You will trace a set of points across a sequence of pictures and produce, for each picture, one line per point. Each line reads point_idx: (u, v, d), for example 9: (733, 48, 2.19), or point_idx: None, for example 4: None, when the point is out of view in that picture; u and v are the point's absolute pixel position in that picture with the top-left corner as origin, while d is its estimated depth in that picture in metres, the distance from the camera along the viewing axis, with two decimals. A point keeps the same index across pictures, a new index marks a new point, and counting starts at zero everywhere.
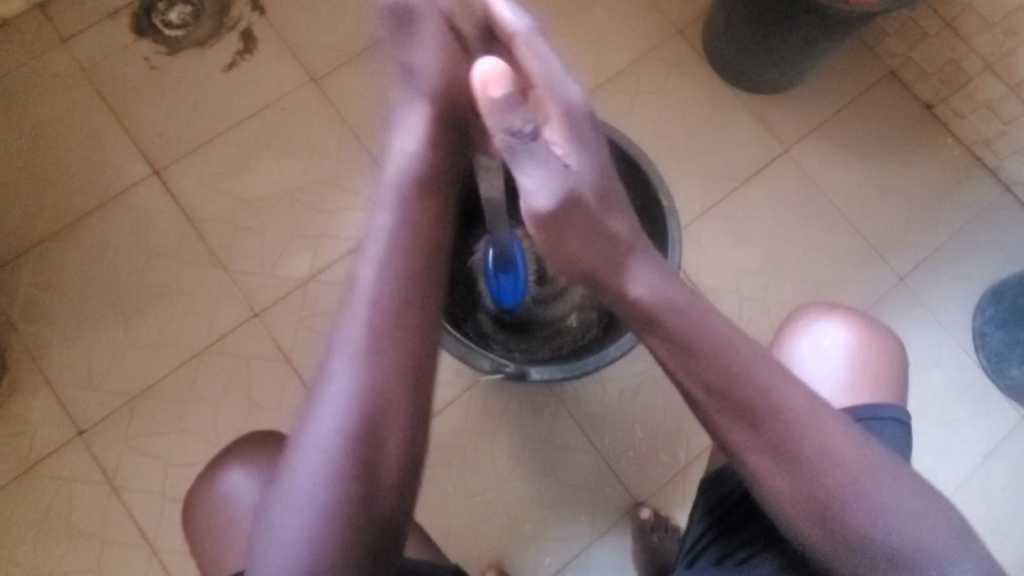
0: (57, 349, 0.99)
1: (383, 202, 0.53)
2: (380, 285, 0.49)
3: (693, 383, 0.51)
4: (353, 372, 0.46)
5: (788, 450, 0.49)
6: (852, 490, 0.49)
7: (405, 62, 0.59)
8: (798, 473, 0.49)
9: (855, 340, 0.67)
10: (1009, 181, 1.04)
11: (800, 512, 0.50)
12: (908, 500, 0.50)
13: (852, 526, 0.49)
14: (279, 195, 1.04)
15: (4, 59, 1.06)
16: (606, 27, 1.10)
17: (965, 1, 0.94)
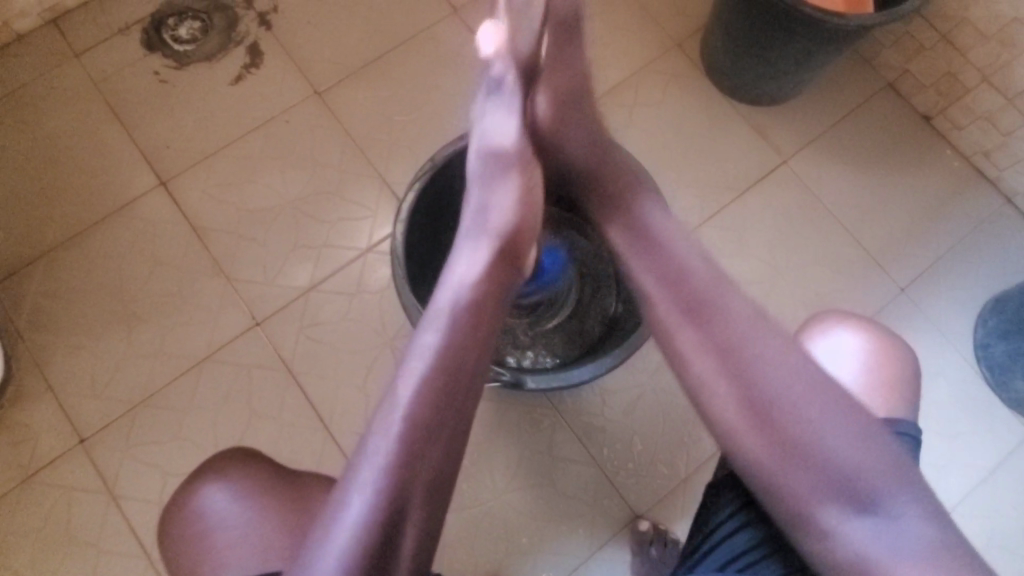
0: (61, 357, 1.00)
1: (447, 286, 0.57)
2: (436, 364, 0.52)
3: (661, 300, 0.57)
4: (407, 419, 0.50)
5: (744, 376, 0.52)
6: (808, 423, 0.50)
7: (488, 165, 0.65)
8: (753, 399, 0.52)
9: (871, 352, 0.66)
10: (1010, 192, 1.04)
11: (750, 440, 0.52)
12: (867, 449, 0.50)
13: (802, 463, 0.50)
14: (283, 205, 1.05)
15: (17, 73, 1.09)
16: (606, 41, 1.12)
17: (961, 14, 0.95)
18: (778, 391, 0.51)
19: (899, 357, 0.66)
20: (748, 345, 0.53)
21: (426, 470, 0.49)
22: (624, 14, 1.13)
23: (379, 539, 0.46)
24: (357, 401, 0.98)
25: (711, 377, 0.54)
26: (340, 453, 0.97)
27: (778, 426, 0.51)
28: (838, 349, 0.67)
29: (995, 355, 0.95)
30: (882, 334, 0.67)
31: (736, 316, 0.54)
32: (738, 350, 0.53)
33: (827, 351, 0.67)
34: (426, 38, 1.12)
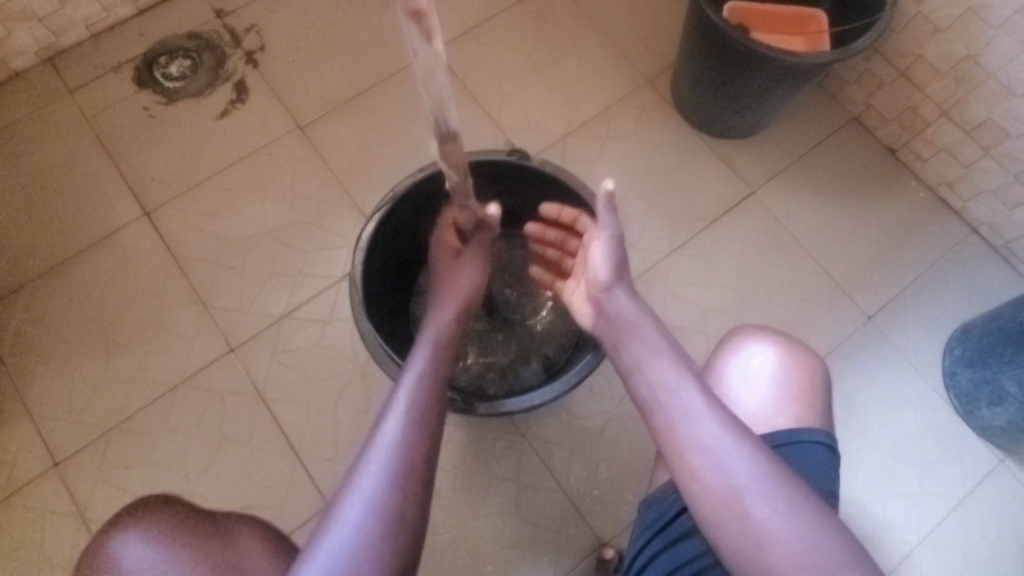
0: (40, 381, 1.01)
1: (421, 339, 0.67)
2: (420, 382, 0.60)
3: (645, 393, 0.64)
4: (402, 425, 0.56)
5: (714, 462, 0.57)
6: (765, 498, 0.55)
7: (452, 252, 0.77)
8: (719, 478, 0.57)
9: (778, 366, 0.72)
10: (975, 223, 1.06)
11: (717, 519, 0.56)
12: (817, 524, 0.53)
13: (761, 541, 0.53)
14: (262, 234, 1.08)
15: (13, 109, 1.14)
16: (579, 77, 1.16)
17: (916, 52, 0.98)
18: (743, 474, 0.56)
19: (806, 369, 0.73)
20: (715, 433, 0.58)
21: (419, 472, 0.54)
22: (597, 52, 1.17)
23: (385, 524, 0.50)
24: (327, 427, 0.99)
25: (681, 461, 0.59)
26: (308, 480, 0.97)
27: (739, 506, 0.55)
28: (748, 367, 0.73)
29: (961, 383, 0.95)
30: (793, 346, 0.74)
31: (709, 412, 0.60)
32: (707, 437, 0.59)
33: (741, 370, 0.73)
34: (405, 75, 1.16)
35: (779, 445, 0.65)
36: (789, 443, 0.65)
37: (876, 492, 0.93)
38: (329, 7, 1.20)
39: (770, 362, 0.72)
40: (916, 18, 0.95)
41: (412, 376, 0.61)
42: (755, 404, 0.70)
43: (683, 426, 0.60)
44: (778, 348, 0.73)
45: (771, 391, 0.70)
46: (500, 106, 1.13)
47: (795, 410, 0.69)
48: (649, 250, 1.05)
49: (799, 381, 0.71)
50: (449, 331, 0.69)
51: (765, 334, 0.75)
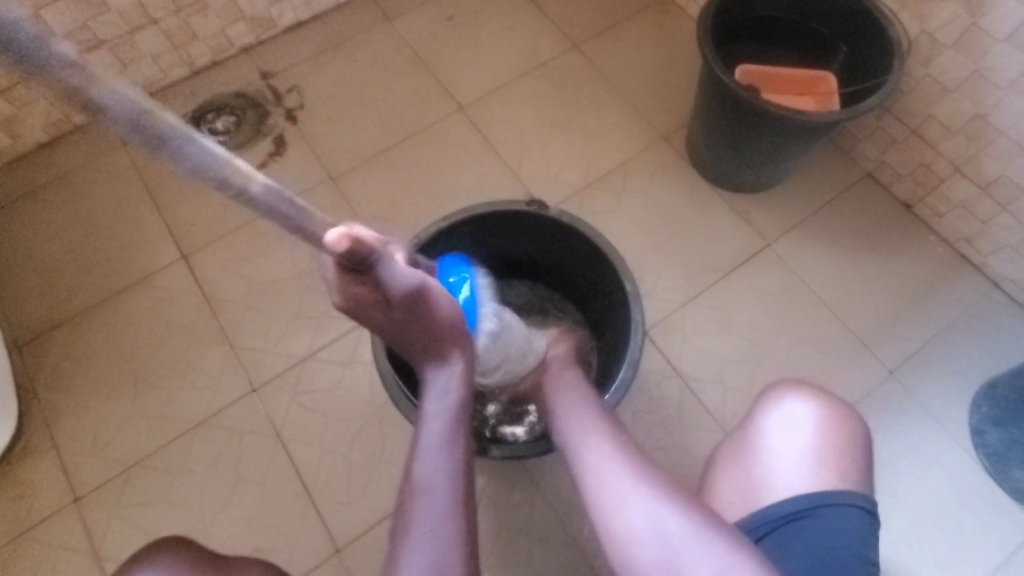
0: (71, 416, 1.05)
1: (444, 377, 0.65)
2: (446, 469, 0.61)
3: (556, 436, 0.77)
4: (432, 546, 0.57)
5: None
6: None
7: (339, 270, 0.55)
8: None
9: (820, 420, 0.72)
10: (996, 278, 1.05)
11: (637, 541, 0.62)
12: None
13: (678, 564, 0.59)
14: (290, 278, 1.13)
15: (71, 158, 1.23)
16: (597, 134, 1.21)
17: (927, 111, 1.00)
18: (685, 553, 0.59)
19: (846, 423, 0.72)
20: (660, 519, 0.62)
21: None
22: (615, 111, 1.23)
23: None
24: (342, 470, 1.00)
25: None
26: (321, 523, 0.98)
27: (642, 534, 0.62)
28: (786, 420, 0.73)
29: (990, 442, 0.94)
30: (828, 399, 0.74)
31: (726, 573, 0.57)
32: None
33: (778, 422, 0.73)
34: (432, 130, 1.23)
35: (819, 505, 0.65)
36: (827, 503, 0.64)
37: (904, 559, 0.89)
38: (365, 69, 1.28)
39: (807, 413, 0.72)
40: (924, 80, 0.98)
41: (432, 492, 0.59)
42: (793, 454, 0.69)
43: None
44: (812, 400, 0.73)
45: (811, 441, 0.70)
46: (521, 160, 1.19)
47: (838, 465, 0.68)
48: (663, 300, 1.07)
49: (834, 433, 0.71)
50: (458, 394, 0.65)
51: (801, 388, 0.75)
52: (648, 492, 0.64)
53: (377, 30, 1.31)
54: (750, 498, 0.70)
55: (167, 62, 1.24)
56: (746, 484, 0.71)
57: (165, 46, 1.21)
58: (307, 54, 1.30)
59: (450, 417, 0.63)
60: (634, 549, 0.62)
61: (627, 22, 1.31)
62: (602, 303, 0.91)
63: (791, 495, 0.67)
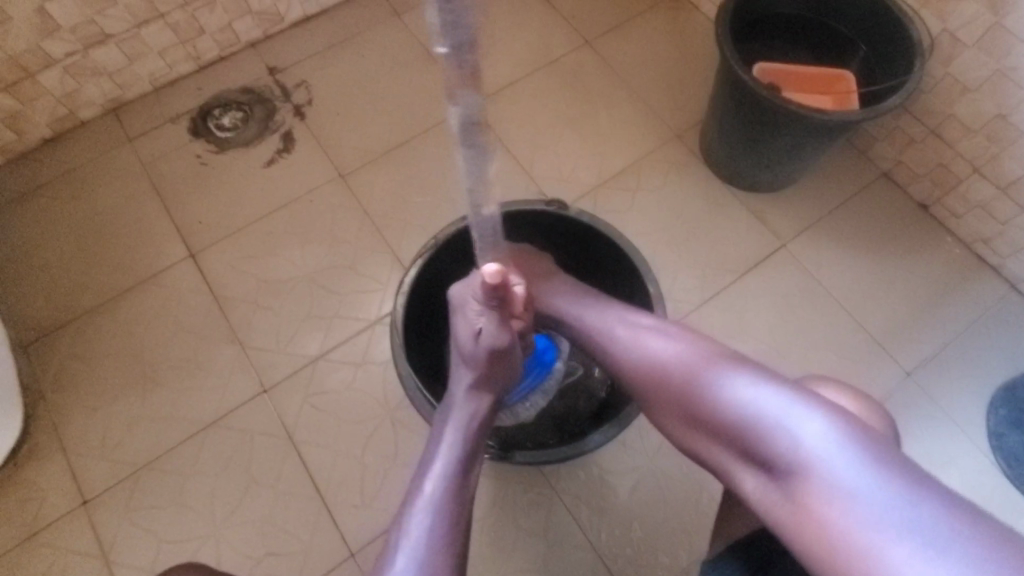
0: (78, 418, 1.03)
1: (459, 397, 0.75)
2: (446, 472, 0.65)
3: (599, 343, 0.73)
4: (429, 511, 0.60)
5: (778, 468, 0.51)
6: (863, 496, 0.45)
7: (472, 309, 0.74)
8: (778, 483, 0.51)
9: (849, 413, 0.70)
10: (1013, 279, 1.05)
11: (680, 394, 0.61)
12: (935, 515, 0.43)
13: (717, 398, 0.57)
14: (300, 277, 1.11)
15: (75, 154, 1.20)
16: (610, 132, 1.19)
17: (946, 111, 0.99)
18: (724, 383, 0.58)
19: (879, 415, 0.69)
20: (698, 363, 0.61)
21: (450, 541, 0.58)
22: (628, 109, 1.21)
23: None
24: (355, 473, 0.99)
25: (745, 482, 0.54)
26: (334, 526, 0.97)
27: (686, 380, 0.61)
28: None
29: (1010, 445, 0.94)
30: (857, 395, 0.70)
31: (780, 412, 0.53)
32: (764, 433, 0.53)
33: None
34: (443, 128, 1.21)
35: None
36: None
37: None
38: (374, 64, 1.26)
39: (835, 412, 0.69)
40: (945, 79, 0.97)
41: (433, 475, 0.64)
42: None
43: (740, 456, 0.55)
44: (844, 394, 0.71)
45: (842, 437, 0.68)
46: (534, 158, 1.18)
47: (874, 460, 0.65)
48: (679, 300, 1.06)
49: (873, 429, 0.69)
50: (477, 418, 0.73)
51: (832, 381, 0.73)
52: (694, 348, 0.64)
53: (386, 25, 1.30)
54: None
55: (174, 56, 1.22)
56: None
57: (172, 40, 1.19)
58: (315, 49, 1.28)
59: (466, 431, 0.70)
60: (682, 394, 0.61)
61: (639, 19, 1.29)
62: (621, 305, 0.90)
63: None
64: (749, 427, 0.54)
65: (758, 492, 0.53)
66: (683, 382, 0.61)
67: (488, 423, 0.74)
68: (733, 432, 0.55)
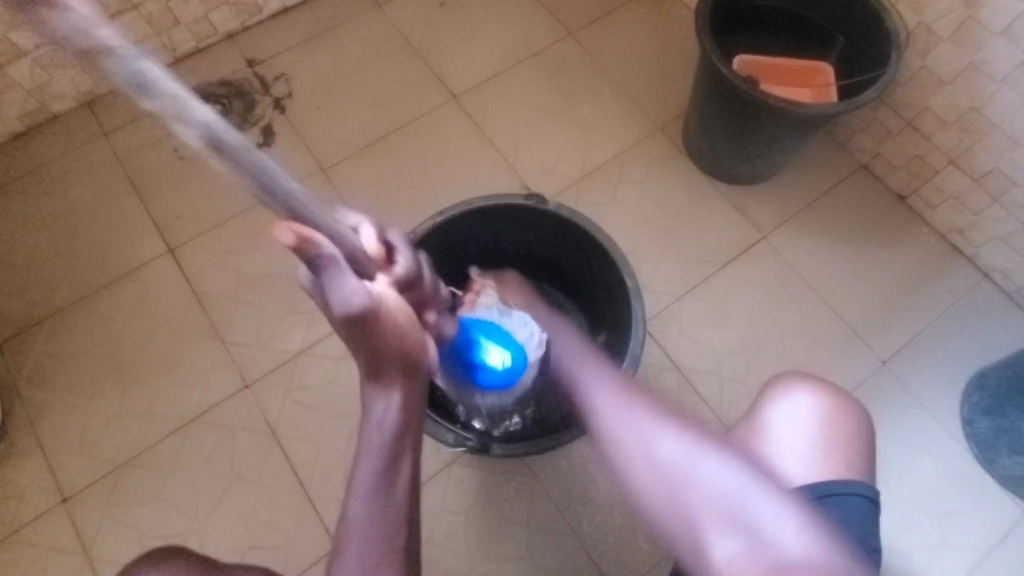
0: (56, 415, 1.02)
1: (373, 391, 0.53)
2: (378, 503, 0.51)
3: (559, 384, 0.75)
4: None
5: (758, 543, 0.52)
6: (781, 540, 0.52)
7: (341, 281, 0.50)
8: (754, 559, 0.51)
9: (824, 410, 0.72)
10: (986, 269, 1.07)
11: (635, 454, 0.60)
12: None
13: (679, 474, 0.57)
14: (282, 271, 1.10)
15: (48, 148, 1.18)
16: (592, 125, 1.20)
17: (922, 103, 1.00)
18: (682, 450, 0.58)
19: (850, 414, 0.72)
20: (656, 438, 0.60)
21: None
22: (609, 102, 1.21)
23: None
24: (339, 467, 0.99)
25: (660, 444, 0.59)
26: (317, 520, 0.97)
27: (636, 444, 0.60)
28: (794, 412, 0.72)
29: (980, 431, 0.95)
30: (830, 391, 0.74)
31: (749, 495, 0.54)
32: (744, 514, 0.54)
33: (780, 416, 0.73)
34: (424, 120, 1.20)
35: (826, 495, 0.65)
36: (835, 495, 0.65)
37: (897, 544, 0.91)
38: (354, 56, 1.25)
39: (809, 407, 0.72)
40: (920, 72, 0.98)
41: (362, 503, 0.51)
42: (798, 444, 0.70)
43: (719, 522, 0.54)
44: (818, 393, 0.73)
45: (815, 433, 0.70)
46: (516, 150, 1.18)
47: (840, 460, 0.69)
48: (661, 291, 1.07)
49: (843, 426, 0.71)
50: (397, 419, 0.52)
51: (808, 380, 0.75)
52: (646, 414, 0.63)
53: (366, 17, 1.28)
54: None
55: (149, 48, 1.20)
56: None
57: (146, 31, 1.17)
58: (294, 41, 1.26)
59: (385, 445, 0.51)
60: (636, 461, 0.59)
61: (621, 11, 1.29)
62: (600, 298, 0.92)
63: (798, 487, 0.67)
64: (687, 494, 0.56)
65: (725, 557, 0.52)
66: (632, 440, 0.61)
67: (413, 405, 0.53)
68: (708, 508, 0.55)
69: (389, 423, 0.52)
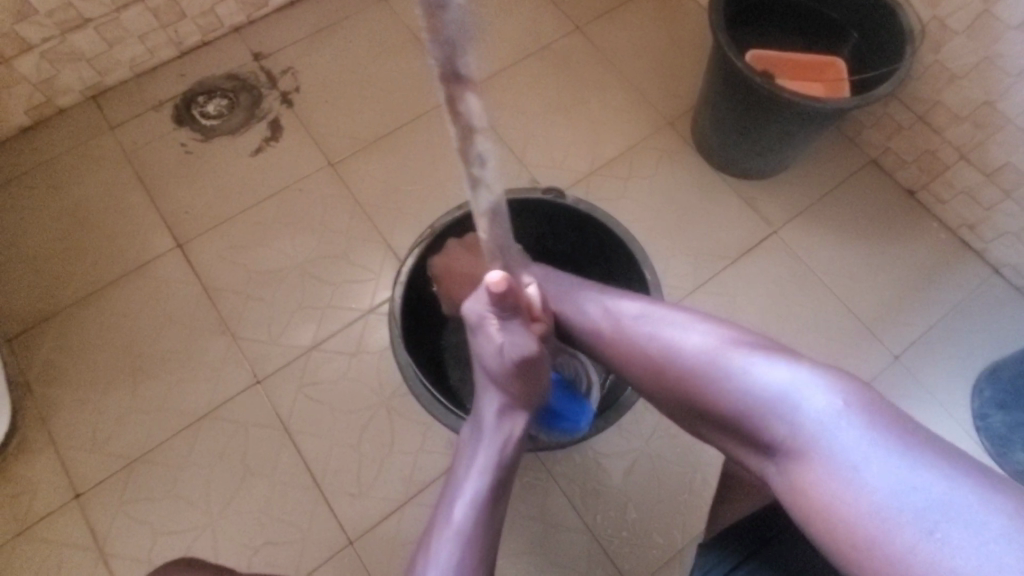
0: (68, 412, 1.02)
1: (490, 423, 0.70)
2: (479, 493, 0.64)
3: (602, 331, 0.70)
4: (456, 552, 0.58)
5: (789, 439, 0.51)
6: (873, 476, 0.45)
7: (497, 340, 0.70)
8: (787, 454, 0.51)
9: None
10: (997, 264, 1.07)
11: (669, 357, 0.62)
12: (935, 477, 0.43)
13: (718, 373, 0.57)
14: (292, 267, 1.10)
15: (55, 143, 1.17)
16: (602, 119, 1.19)
17: (934, 98, 1.00)
18: (718, 351, 0.59)
19: None
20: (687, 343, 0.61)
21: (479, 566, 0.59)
22: (619, 96, 1.21)
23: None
24: (352, 462, 0.99)
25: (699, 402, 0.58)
26: (331, 515, 0.97)
27: (672, 352, 0.62)
28: None
29: (994, 425, 0.96)
30: None
31: (786, 388, 0.52)
32: (779, 410, 0.52)
33: None
34: (433, 115, 1.20)
35: None
36: None
37: None
38: (362, 50, 1.24)
39: None
40: (934, 66, 0.98)
41: (464, 504, 0.63)
42: None
43: (749, 426, 0.54)
44: None
45: None
46: (526, 145, 1.17)
47: None
48: (672, 287, 1.07)
49: None
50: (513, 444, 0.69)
51: None
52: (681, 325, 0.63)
53: (374, 10, 1.27)
54: None
55: (155, 41, 1.19)
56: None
57: (152, 24, 1.16)
58: (301, 35, 1.25)
59: (496, 460, 0.67)
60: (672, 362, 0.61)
61: (629, 4, 1.28)
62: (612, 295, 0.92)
63: None
64: (725, 392, 0.56)
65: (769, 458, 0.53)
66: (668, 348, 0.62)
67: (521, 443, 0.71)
68: (738, 406, 0.55)
69: (500, 455, 0.68)
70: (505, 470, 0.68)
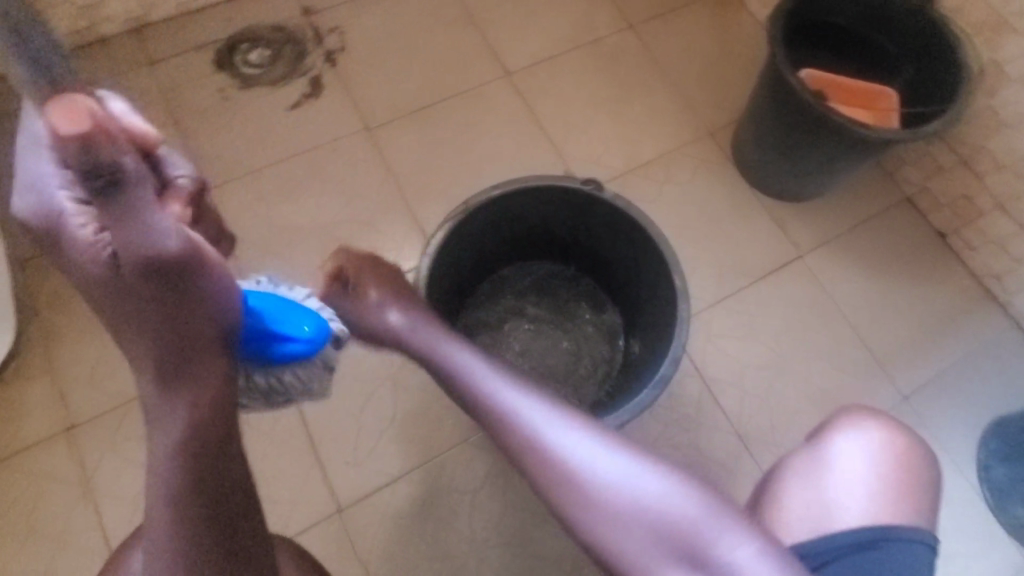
0: (72, 341, 1.01)
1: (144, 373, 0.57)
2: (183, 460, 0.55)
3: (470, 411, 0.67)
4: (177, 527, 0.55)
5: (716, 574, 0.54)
6: None
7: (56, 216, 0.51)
8: None
9: (893, 448, 0.73)
10: (1018, 318, 1.07)
11: (570, 470, 0.59)
12: None
13: (631, 506, 0.57)
14: (315, 227, 1.09)
15: (91, 70, 1.16)
16: (642, 121, 1.18)
17: (980, 144, 1.00)
18: (630, 483, 0.58)
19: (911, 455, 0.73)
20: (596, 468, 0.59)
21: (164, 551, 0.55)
22: (662, 100, 1.20)
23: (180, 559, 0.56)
24: (352, 429, 0.99)
25: (573, 517, 0.58)
26: (325, 480, 0.96)
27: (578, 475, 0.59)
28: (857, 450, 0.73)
29: (995, 478, 0.97)
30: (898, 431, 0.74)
31: (705, 522, 0.56)
32: (708, 553, 0.54)
33: (845, 446, 0.73)
34: (474, 94, 1.19)
35: (886, 538, 0.66)
36: (889, 538, 0.66)
37: None
38: (412, 20, 1.23)
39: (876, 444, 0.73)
40: (984, 111, 0.98)
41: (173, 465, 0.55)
42: (861, 476, 0.71)
43: (674, 559, 0.55)
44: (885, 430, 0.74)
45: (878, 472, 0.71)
46: (563, 137, 1.16)
47: (897, 500, 0.69)
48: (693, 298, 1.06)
49: (907, 465, 0.72)
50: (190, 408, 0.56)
51: (873, 417, 0.75)
52: (578, 434, 0.61)
53: None
54: (821, 522, 0.69)
55: None
56: (813, 506, 0.70)
57: None
58: None
59: (187, 430, 0.55)
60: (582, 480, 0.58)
61: (684, 10, 1.27)
62: (638, 295, 0.94)
63: (857, 526, 0.68)
64: (628, 524, 0.56)
65: None
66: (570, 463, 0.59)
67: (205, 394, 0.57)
68: (660, 549, 0.55)
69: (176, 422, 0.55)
70: (194, 440, 0.56)
